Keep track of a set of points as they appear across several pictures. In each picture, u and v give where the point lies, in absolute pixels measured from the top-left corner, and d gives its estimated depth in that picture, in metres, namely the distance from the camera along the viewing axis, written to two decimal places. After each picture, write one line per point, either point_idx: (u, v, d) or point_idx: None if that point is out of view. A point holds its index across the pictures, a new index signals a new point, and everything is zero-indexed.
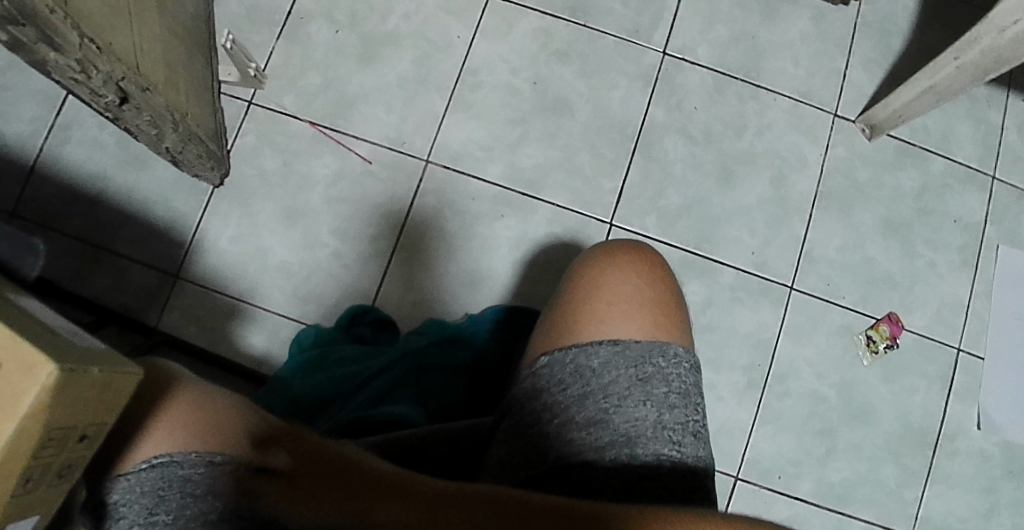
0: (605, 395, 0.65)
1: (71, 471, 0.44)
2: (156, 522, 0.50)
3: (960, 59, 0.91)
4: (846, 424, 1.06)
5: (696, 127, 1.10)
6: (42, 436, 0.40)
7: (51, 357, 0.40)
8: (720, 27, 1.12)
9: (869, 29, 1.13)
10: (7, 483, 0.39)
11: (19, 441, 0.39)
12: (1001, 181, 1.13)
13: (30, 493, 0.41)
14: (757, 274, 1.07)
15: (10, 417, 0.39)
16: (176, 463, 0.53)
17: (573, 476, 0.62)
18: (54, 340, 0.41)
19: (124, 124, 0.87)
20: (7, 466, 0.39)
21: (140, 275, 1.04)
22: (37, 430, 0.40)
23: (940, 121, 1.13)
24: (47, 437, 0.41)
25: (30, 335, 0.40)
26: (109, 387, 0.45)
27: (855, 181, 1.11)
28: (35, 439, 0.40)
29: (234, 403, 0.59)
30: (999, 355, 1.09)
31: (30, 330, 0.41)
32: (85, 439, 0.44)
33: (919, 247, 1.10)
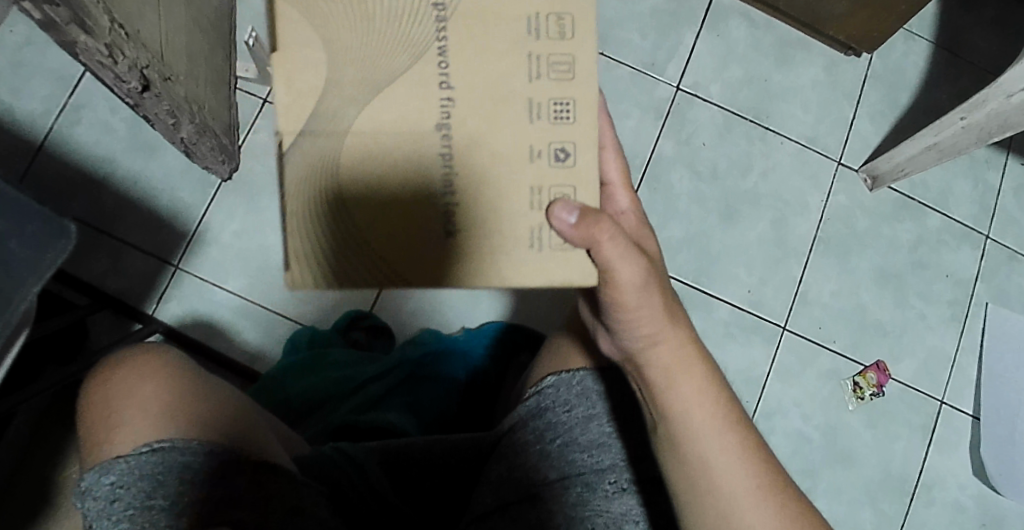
0: (610, 418, 0.70)
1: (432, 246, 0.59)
2: (154, 505, 0.63)
3: (966, 119, 0.94)
4: (827, 466, 1.08)
5: (703, 164, 1.11)
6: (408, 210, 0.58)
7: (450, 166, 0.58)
8: (734, 66, 1.13)
9: (878, 82, 1.16)
10: (381, 231, 0.58)
11: (397, 203, 0.58)
12: (994, 241, 1.16)
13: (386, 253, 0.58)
14: (752, 312, 1.09)
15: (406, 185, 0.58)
16: (176, 450, 0.65)
17: (572, 495, 0.67)
18: (484, 165, 0.58)
19: (143, 112, 0.84)
20: (383, 220, 0.58)
21: (139, 262, 1.04)
22: (405, 204, 0.58)
23: (941, 178, 1.15)
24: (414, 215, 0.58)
25: (478, 143, 0.58)
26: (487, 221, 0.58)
27: (853, 228, 1.13)
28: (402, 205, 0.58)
29: (218, 400, 0.72)
30: (982, 410, 1.12)
31: (479, 141, 0.58)
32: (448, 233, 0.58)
33: (911, 299, 1.13)
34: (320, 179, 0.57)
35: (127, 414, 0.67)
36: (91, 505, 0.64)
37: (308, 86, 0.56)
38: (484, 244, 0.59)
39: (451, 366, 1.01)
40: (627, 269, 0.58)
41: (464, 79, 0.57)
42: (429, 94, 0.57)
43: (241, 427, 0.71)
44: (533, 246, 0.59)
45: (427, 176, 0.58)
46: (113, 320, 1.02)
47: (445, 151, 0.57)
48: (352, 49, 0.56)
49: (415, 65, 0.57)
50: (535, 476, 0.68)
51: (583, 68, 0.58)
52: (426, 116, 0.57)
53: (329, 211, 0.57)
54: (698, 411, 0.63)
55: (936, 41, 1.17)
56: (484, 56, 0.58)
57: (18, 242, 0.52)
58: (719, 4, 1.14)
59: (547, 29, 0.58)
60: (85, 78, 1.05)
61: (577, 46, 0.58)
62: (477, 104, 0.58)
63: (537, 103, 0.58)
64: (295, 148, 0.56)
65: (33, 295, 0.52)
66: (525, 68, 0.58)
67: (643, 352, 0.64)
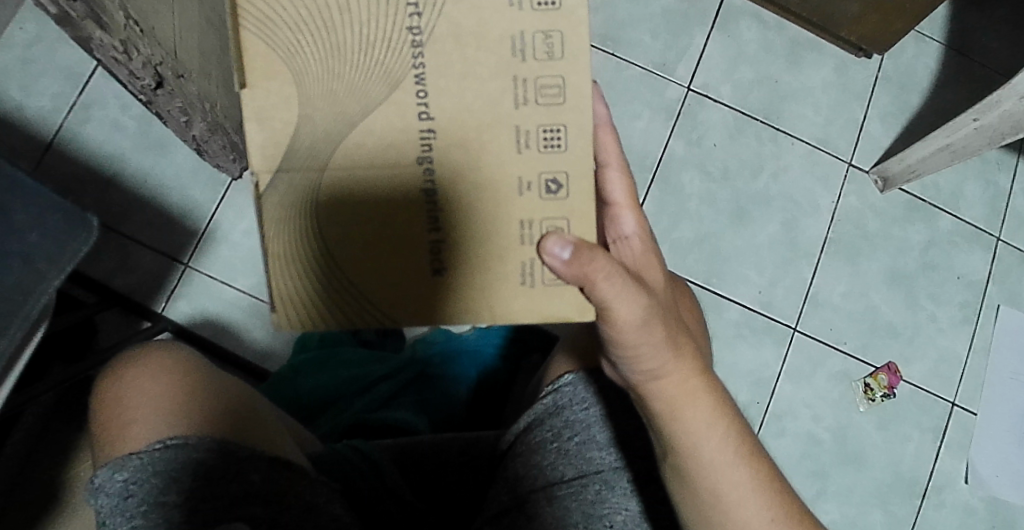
0: (629, 417, 0.69)
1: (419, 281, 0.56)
2: (167, 502, 0.63)
3: (979, 121, 0.94)
4: (838, 467, 1.07)
5: (714, 164, 1.11)
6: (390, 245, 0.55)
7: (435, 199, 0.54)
8: (745, 68, 1.13)
9: (889, 84, 1.16)
10: (367, 268, 0.55)
11: (379, 238, 0.55)
12: (1005, 243, 1.16)
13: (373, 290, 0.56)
14: (763, 313, 1.09)
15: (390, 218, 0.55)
16: (190, 446, 0.64)
17: (590, 494, 0.67)
18: (471, 197, 0.55)
19: (156, 109, 0.86)
20: (367, 258, 0.55)
21: (149, 260, 1.04)
22: (388, 239, 0.55)
23: (952, 180, 1.15)
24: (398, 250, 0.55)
25: (464, 174, 0.54)
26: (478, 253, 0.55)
27: (864, 230, 1.13)
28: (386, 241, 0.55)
29: (229, 397, 0.72)
30: (993, 412, 1.12)
31: (466, 172, 0.54)
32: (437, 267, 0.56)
33: (922, 300, 1.13)
34: (297, 218, 0.54)
35: (138, 413, 0.67)
36: (103, 502, 0.63)
37: (280, 122, 0.53)
38: (476, 279, 0.56)
39: (461, 366, 1.01)
40: (625, 306, 0.56)
41: (448, 109, 0.54)
42: (410, 126, 0.54)
43: (252, 422, 0.71)
44: (525, 281, 0.56)
45: (410, 208, 0.55)
46: (121, 318, 1.02)
47: (430, 184, 0.54)
48: (324, 80, 0.53)
49: (392, 94, 0.53)
50: (552, 474, 0.68)
51: (574, 90, 0.54)
52: (407, 150, 0.54)
53: (312, 248, 0.55)
54: (699, 434, 0.62)
55: (947, 42, 1.17)
56: (468, 83, 0.54)
57: (39, 234, 0.52)
58: (729, 5, 1.14)
59: (535, 50, 0.54)
60: (95, 76, 1.05)
61: (568, 67, 0.54)
62: (460, 137, 0.54)
63: (525, 131, 0.54)
64: (273, 187, 0.54)
65: (54, 288, 0.53)
66: (512, 93, 0.54)
67: (645, 385, 0.63)
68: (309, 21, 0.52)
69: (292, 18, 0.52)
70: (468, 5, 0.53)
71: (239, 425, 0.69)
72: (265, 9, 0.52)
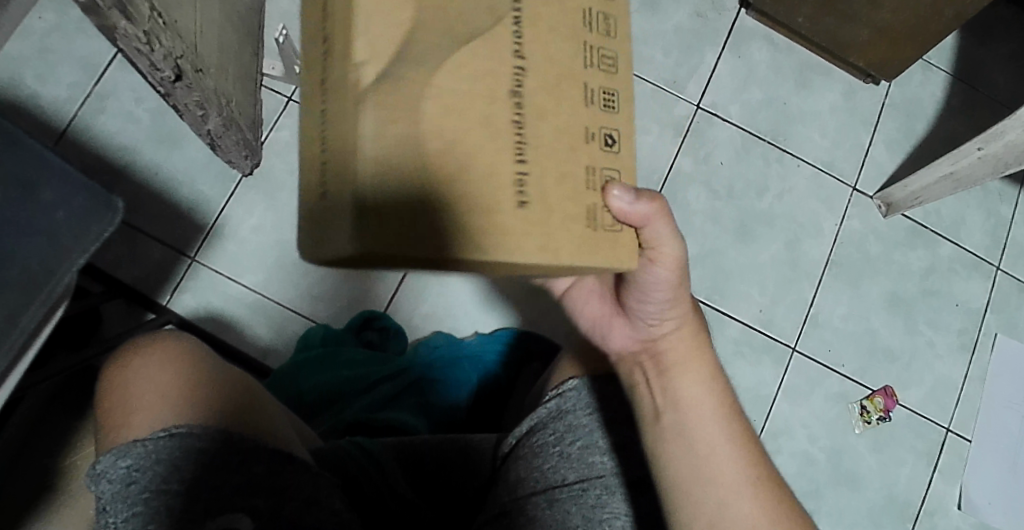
0: (630, 423, 0.70)
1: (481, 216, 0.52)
2: (169, 489, 0.63)
3: (983, 150, 0.95)
4: (832, 487, 1.08)
5: (720, 183, 1.12)
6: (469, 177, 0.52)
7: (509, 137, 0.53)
8: (754, 89, 1.15)
9: (895, 111, 1.17)
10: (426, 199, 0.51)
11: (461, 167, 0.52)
12: (1005, 272, 1.17)
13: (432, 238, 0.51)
14: (763, 331, 1.10)
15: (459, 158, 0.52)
16: (193, 436, 0.65)
17: (591, 498, 0.67)
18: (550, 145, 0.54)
19: (172, 102, 0.83)
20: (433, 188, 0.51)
21: (157, 252, 1.04)
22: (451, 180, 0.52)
23: (954, 208, 1.17)
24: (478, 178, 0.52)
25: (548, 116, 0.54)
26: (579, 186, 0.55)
27: (866, 254, 1.14)
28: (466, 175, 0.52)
29: (233, 386, 0.72)
30: (987, 438, 1.12)
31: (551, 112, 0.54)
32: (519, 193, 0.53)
33: (921, 325, 1.14)
34: (378, 158, 0.50)
35: (144, 400, 0.67)
36: (105, 488, 0.63)
37: (381, 36, 0.51)
38: (524, 211, 0.53)
39: (462, 370, 1.03)
40: (669, 246, 0.59)
41: (537, 54, 0.54)
42: (504, 59, 0.53)
43: (254, 414, 0.71)
44: (591, 225, 0.55)
45: (496, 179, 0.52)
46: (126, 309, 1.03)
47: (519, 143, 0.53)
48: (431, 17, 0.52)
49: (480, 34, 0.53)
50: (553, 477, 0.69)
51: (624, 67, 0.58)
52: (500, 83, 0.53)
53: (385, 173, 0.50)
54: (695, 389, 0.65)
55: (953, 73, 1.19)
56: (551, 34, 0.55)
57: (64, 215, 0.53)
58: (741, 27, 1.16)
59: (597, 25, 0.57)
60: (112, 67, 1.06)
61: (621, 44, 0.58)
62: (545, 78, 0.54)
63: (593, 89, 0.56)
64: (366, 103, 0.51)
65: (77, 268, 0.53)
66: (581, 55, 0.56)
67: (659, 336, 0.66)
68: None
69: None
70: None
71: (243, 417, 0.70)
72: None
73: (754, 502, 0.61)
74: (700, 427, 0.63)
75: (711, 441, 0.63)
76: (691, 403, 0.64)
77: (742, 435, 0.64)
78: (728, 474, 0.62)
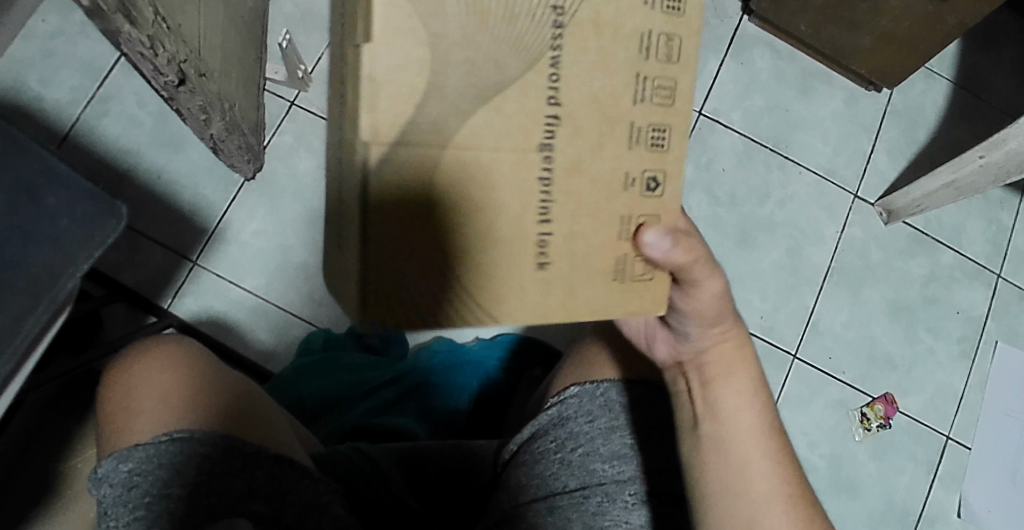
0: (633, 430, 0.70)
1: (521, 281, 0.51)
2: (170, 494, 0.63)
3: (985, 158, 0.95)
4: (832, 494, 1.08)
5: (721, 189, 1.12)
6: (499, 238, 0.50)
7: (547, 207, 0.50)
8: (756, 95, 1.15)
9: (897, 118, 1.18)
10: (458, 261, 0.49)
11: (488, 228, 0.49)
12: (1006, 280, 1.17)
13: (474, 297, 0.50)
14: (764, 338, 1.10)
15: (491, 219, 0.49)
16: (194, 440, 0.65)
17: (592, 505, 0.67)
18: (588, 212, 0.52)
19: (176, 106, 0.84)
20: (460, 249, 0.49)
21: (159, 256, 1.04)
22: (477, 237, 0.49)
23: (955, 216, 1.17)
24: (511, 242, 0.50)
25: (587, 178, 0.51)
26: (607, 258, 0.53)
27: (866, 261, 1.14)
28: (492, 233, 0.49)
29: (235, 390, 0.72)
30: (987, 446, 1.12)
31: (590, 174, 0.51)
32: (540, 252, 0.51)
33: (921, 333, 1.14)
34: (369, 220, 0.49)
35: (145, 404, 0.67)
36: (106, 492, 0.64)
37: (368, 81, 0.46)
38: (574, 279, 0.52)
39: (463, 375, 1.03)
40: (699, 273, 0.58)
41: (576, 94, 0.49)
42: (539, 106, 0.49)
43: (256, 418, 0.71)
44: (617, 278, 0.54)
45: (511, 245, 0.51)
46: (128, 312, 1.03)
47: (545, 200, 0.50)
48: (440, 45, 0.46)
49: (523, 73, 0.48)
50: (553, 484, 0.69)
51: (685, 95, 0.53)
52: (530, 134, 0.49)
53: (378, 230, 0.48)
54: (739, 413, 0.64)
55: (956, 80, 1.19)
56: (598, 71, 0.50)
57: (69, 221, 0.53)
58: (744, 34, 1.16)
59: (658, 48, 0.51)
60: (115, 71, 1.06)
61: (683, 70, 0.52)
62: (587, 125, 0.50)
63: (638, 127, 0.52)
64: (353, 152, 0.48)
65: (81, 273, 0.54)
66: (633, 88, 0.51)
67: (698, 335, 0.64)
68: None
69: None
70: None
71: (244, 421, 0.70)
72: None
73: (788, 518, 0.62)
74: (744, 450, 0.63)
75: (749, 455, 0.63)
76: (737, 425, 0.64)
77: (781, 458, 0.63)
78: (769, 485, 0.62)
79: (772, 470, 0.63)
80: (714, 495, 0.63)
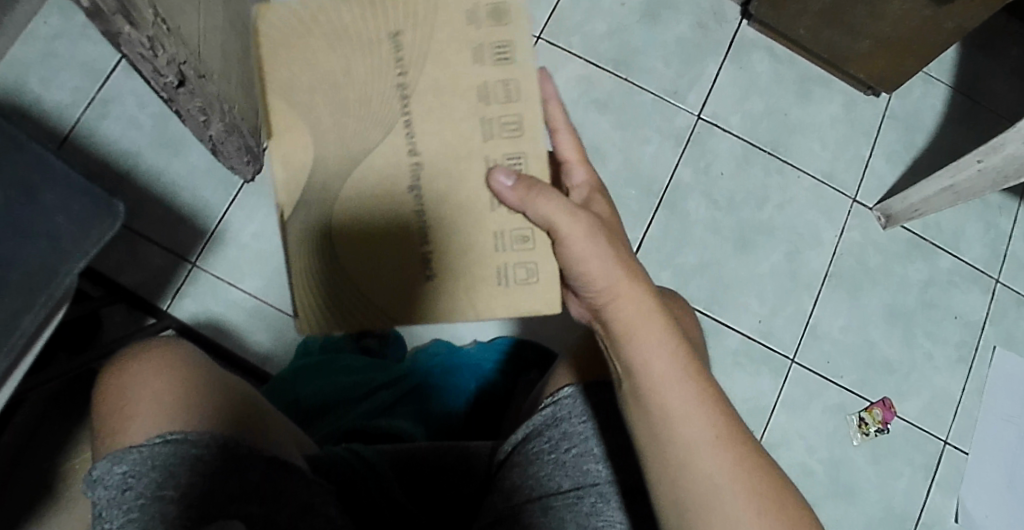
0: (626, 430, 0.70)
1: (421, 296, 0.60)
2: (164, 496, 0.63)
3: (983, 163, 0.95)
4: (830, 499, 1.08)
5: (720, 193, 1.12)
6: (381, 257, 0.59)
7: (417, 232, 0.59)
8: (755, 100, 1.15)
9: (896, 123, 1.18)
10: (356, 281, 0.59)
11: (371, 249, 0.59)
12: (1004, 285, 1.17)
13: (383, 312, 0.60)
14: (762, 342, 1.10)
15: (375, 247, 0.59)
16: (189, 442, 0.65)
17: (585, 505, 0.68)
18: (450, 242, 0.59)
19: (175, 107, 0.84)
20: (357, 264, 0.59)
21: (158, 257, 1.05)
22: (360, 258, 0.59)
23: (954, 220, 1.17)
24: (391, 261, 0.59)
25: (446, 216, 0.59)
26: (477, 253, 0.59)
27: (865, 265, 1.14)
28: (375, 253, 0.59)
29: (230, 394, 0.72)
30: (985, 451, 1.12)
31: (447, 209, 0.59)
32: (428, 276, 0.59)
33: (919, 338, 1.14)
34: (310, 258, 0.59)
35: (141, 407, 0.67)
36: (100, 494, 0.64)
37: (298, 163, 0.57)
38: (459, 287, 0.60)
39: (460, 377, 1.03)
40: (595, 264, 0.59)
41: (433, 146, 0.58)
42: (400, 159, 0.58)
43: (251, 422, 0.71)
44: (502, 282, 0.60)
45: (409, 262, 0.59)
46: (127, 313, 1.03)
47: (423, 226, 0.58)
48: (334, 129, 0.57)
49: (385, 137, 0.57)
50: (548, 485, 0.69)
51: (530, 124, 0.59)
52: (399, 179, 0.58)
53: (317, 269, 0.59)
54: (673, 400, 0.60)
55: (954, 85, 1.20)
56: (446, 121, 0.58)
57: (65, 220, 0.54)
58: (743, 38, 1.16)
59: (497, 94, 0.59)
60: (116, 72, 1.07)
61: (526, 106, 0.59)
62: (444, 168, 0.58)
63: (493, 160, 0.59)
64: (298, 217, 0.58)
65: (76, 272, 0.54)
66: (480, 131, 0.58)
67: (604, 306, 0.61)
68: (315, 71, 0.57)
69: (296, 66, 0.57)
70: (442, 59, 0.58)
71: (239, 425, 0.70)
72: (288, 70, 0.56)
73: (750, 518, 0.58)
74: (681, 444, 0.60)
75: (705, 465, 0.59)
76: (672, 414, 0.60)
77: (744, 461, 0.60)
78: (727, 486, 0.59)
79: (718, 457, 0.59)
80: (657, 476, 0.61)
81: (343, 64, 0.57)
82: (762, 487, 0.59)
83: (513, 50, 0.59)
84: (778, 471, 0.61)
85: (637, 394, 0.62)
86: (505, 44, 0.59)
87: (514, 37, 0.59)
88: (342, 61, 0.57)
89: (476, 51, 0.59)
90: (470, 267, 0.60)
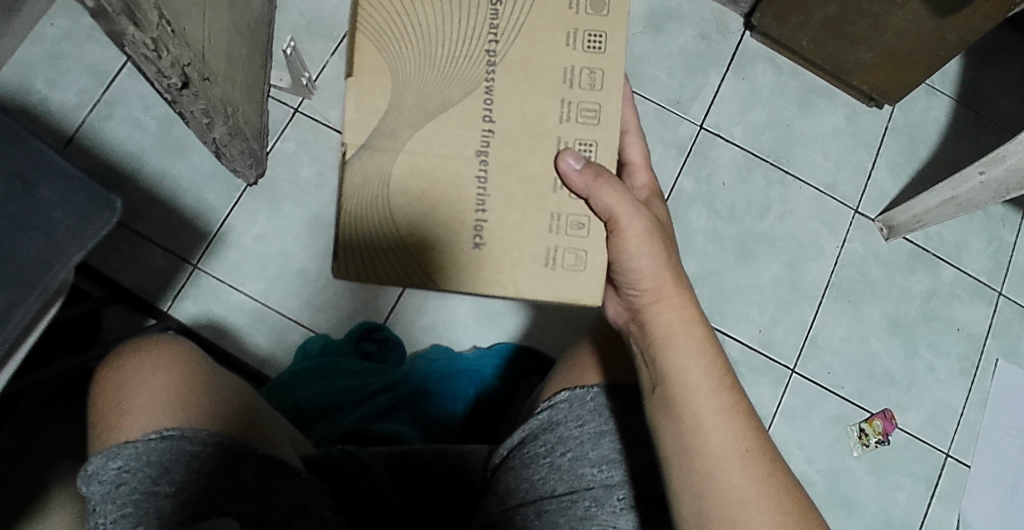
0: (621, 435, 0.70)
1: (465, 263, 0.65)
2: (158, 492, 0.63)
3: (985, 174, 0.95)
4: (829, 510, 1.07)
5: (721, 203, 1.12)
6: (426, 226, 0.65)
7: (467, 205, 0.65)
8: (757, 111, 1.15)
9: (899, 135, 1.18)
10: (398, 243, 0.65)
11: (423, 218, 0.65)
12: (1007, 298, 1.16)
13: (415, 275, 0.66)
14: (762, 352, 1.10)
15: (427, 214, 0.65)
16: (185, 438, 0.65)
17: (579, 510, 0.67)
18: (497, 218, 0.65)
19: (179, 110, 0.84)
20: (413, 227, 0.65)
21: (158, 259, 1.05)
22: (410, 219, 0.65)
23: (956, 233, 1.16)
24: (433, 230, 0.65)
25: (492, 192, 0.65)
26: (521, 227, 0.65)
27: (867, 277, 1.14)
28: (422, 221, 0.65)
29: (228, 390, 0.72)
30: (987, 464, 1.11)
31: (500, 184, 0.65)
32: (475, 245, 0.65)
33: (921, 350, 1.13)
34: (364, 204, 0.64)
35: (138, 402, 0.67)
36: (94, 489, 0.64)
37: (373, 107, 0.64)
38: (502, 255, 0.65)
39: (459, 384, 1.03)
40: (646, 261, 0.66)
41: (506, 115, 0.65)
42: (473, 124, 0.65)
43: (246, 417, 0.71)
44: (547, 263, 0.66)
45: (460, 226, 0.65)
46: (126, 313, 1.03)
47: (480, 196, 0.65)
48: (415, 79, 0.64)
49: (465, 98, 0.64)
50: (543, 488, 0.69)
51: (608, 115, 0.65)
52: (468, 144, 0.65)
53: (369, 215, 0.65)
54: (706, 411, 0.64)
55: (957, 99, 1.20)
56: (525, 96, 0.65)
57: (63, 212, 0.54)
58: (746, 49, 1.16)
59: (581, 80, 0.65)
60: (121, 76, 1.07)
61: (606, 97, 0.65)
62: (515, 139, 0.65)
63: (565, 142, 0.65)
64: (356, 158, 0.64)
65: (74, 263, 0.54)
66: (558, 111, 0.65)
67: (648, 307, 0.68)
68: (406, 34, 0.64)
69: (396, 28, 0.64)
70: (535, 36, 0.65)
71: (234, 420, 0.70)
72: (378, 18, 0.64)
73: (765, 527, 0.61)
74: (705, 456, 0.63)
75: (727, 474, 0.63)
76: (703, 425, 0.64)
77: (765, 473, 0.63)
78: (746, 496, 0.62)
79: (742, 468, 0.63)
80: (682, 489, 0.64)
81: (434, 20, 0.64)
82: (786, 504, 0.62)
83: (604, 40, 0.65)
84: (803, 491, 0.64)
85: (667, 401, 0.66)
86: (598, 33, 0.65)
87: (608, 29, 0.65)
88: (433, 19, 0.64)
89: (571, 35, 0.65)
90: (505, 237, 0.65)
